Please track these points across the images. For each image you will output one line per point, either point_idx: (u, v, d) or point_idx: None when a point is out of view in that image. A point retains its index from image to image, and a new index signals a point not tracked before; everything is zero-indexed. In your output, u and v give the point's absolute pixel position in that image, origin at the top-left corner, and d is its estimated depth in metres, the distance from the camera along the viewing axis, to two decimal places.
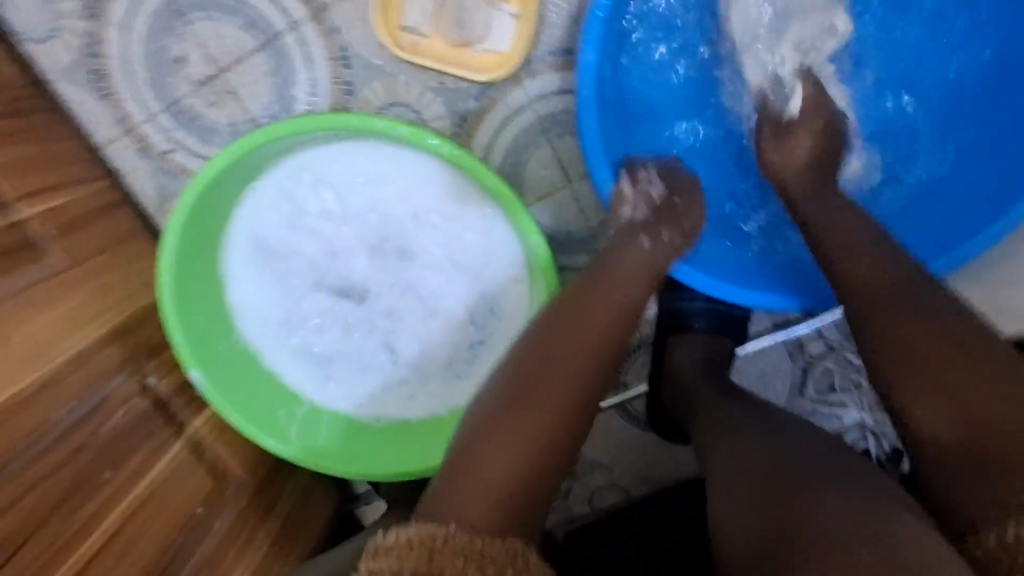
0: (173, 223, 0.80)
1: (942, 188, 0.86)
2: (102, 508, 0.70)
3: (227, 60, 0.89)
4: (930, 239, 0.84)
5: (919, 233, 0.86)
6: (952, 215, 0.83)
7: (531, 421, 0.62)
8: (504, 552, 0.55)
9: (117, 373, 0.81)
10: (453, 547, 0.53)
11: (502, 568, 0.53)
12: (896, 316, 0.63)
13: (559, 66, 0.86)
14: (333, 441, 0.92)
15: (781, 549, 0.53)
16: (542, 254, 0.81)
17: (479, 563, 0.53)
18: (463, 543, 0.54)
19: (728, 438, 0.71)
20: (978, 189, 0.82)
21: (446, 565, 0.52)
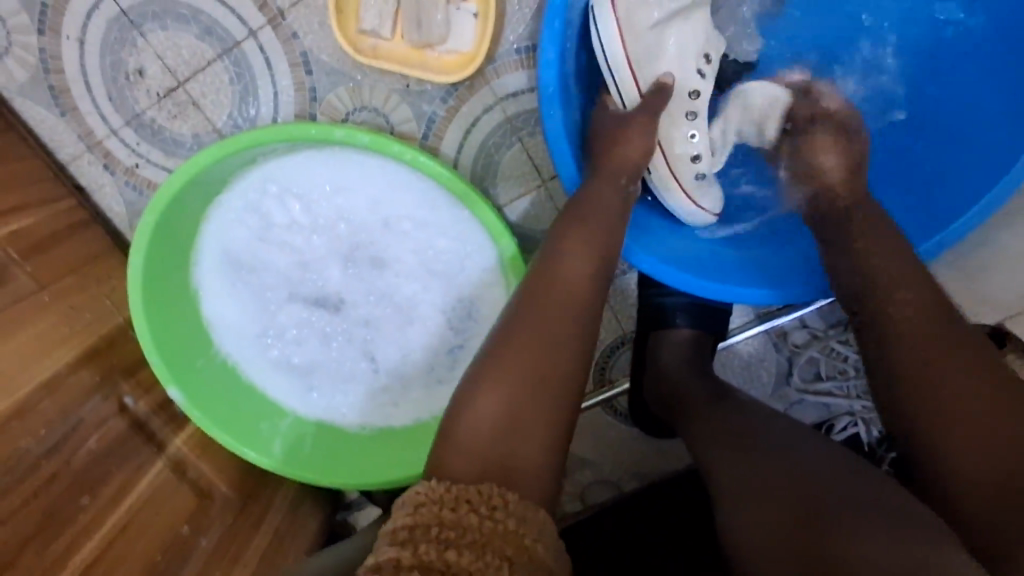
0: (138, 243, 0.79)
1: (920, 177, 0.85)
2: (77, 536, 0.70)
3: (186, 71, 0.88)
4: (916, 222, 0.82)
5: (903, 216, 0.84)
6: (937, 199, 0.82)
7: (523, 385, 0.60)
8: (480, 495, 0.52)
9: (91, 396, 0.80)
10: (433, 498, 0.51)
11: (480, 510, 0.50)
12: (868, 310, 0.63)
13: (526, 64, 0.84)
14: (316, 452, 0.91)
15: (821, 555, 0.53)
16: (514, 257, 0.80)
17: (457, 505, 0.51)
18: (443, 495, 0.52)
19: (731, 451, 0.70)
20: (964, 169, 0.80)
21: (430, 512, 0.50)
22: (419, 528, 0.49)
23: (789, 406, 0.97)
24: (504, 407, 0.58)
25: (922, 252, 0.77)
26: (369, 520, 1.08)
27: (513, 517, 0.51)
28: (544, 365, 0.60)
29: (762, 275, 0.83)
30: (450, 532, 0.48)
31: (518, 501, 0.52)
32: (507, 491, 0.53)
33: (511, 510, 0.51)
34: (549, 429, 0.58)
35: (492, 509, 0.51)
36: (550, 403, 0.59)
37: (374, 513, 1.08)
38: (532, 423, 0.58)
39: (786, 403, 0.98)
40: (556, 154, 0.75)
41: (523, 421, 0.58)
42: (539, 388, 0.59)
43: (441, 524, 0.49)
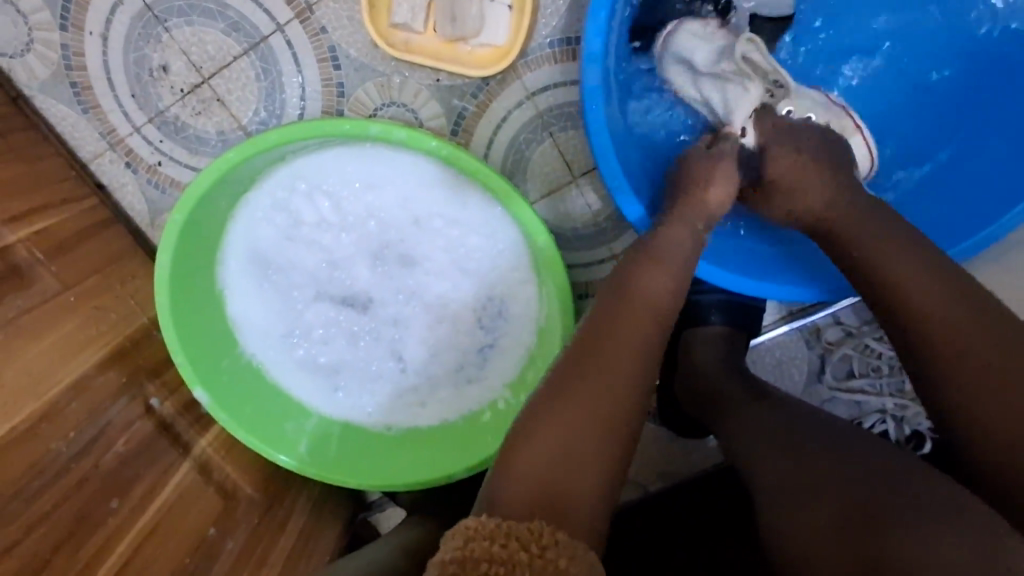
0: (166, 242, 0.78)
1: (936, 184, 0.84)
2: (107, 541, 0.68)
3: (212, 67, 0.86)
4: (938, 227, 0.81)
5: (925, 223, 0.82)
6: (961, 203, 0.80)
7: (582, 403, 0.58)
8: (530, 533, 0.49)
9: (117, 398, 0.78)
10: (483, 533, 0.49)
11: (530, 547, 0.48)
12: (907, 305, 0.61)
13: (559, 57, 0.83)
14: (344, 454, 0.90)
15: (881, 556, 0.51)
16: (550, 254, 0.78)
17: (508, 541, 0.48)
18: (491, 531, 0.49)
19: (769, 449, 0.68)
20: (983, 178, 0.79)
21: (480, 547, 0.48)
22: (470, 565, 0.47)
23: (821, 404, 0.96)
24: (561, 427, 0.57)
25: (954, 251, 0.75)
26: (392, 523, 1.06)
27: (563, 557, 0.48)
28: (592, 382, 0.59)
29: (803, 271, 0.81)
30: (500, 569, 0.46)
31: (567, 540, 0.50)
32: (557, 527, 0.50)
33: (560, 551, 0.48)
34: (593, 445, 0.56)
35: (542, 547, 0.48)
36: (601, 417, 0.58)
37: (396, 515, 1.07)
38: (585, 437, 0.56)
39: (818, 402, 0.96)
40: (597, 149, 0.73)
41: (575, 436, 0.56)
42: (588, 403, 0.58)
43: (493, 561, 0.47)
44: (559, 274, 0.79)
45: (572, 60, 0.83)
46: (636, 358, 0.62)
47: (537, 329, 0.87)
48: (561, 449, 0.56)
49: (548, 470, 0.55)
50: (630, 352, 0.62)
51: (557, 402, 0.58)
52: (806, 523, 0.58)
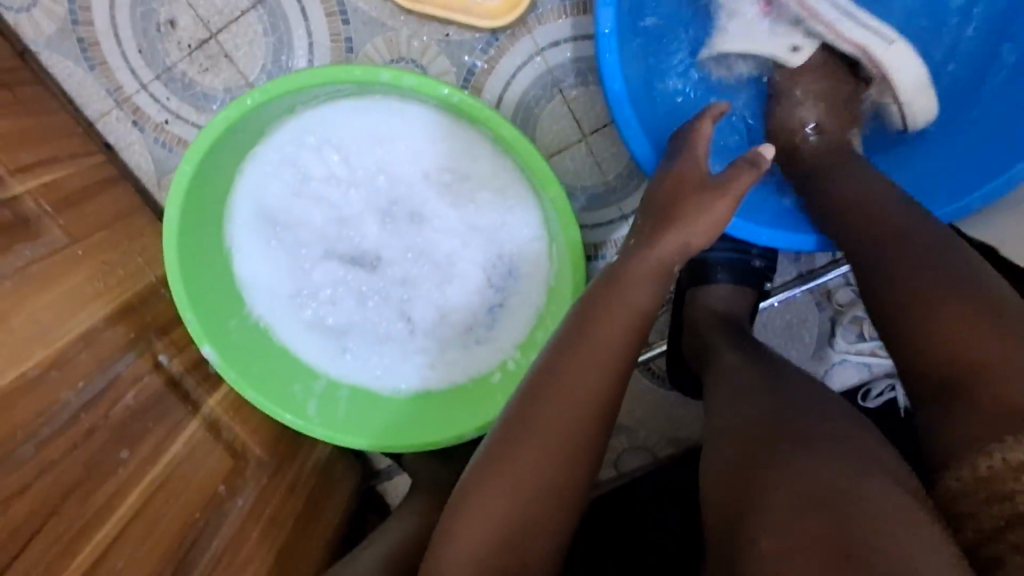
0: (175, 192, 0.77)
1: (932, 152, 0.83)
2: (118, 491, 0.68)
3: (220, 22, 0.86)
4: (924, 193, 0.80)
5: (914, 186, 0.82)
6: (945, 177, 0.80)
7: (543, 441, 0.59)
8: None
9: (126, 352, 0.78)
10: None
11: None
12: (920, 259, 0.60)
13: (570, 11, 0.83)
14: (353, 415, 0.89)
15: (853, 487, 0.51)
16: (562, 209, 0.77)
17: None
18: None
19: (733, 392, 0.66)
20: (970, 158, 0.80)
21: None
22: None
23: (829, 367, 0.96)
24: (517, 476, 0.58)
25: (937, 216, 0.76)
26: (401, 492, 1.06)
27: None
28: (542, 449, 0.59)
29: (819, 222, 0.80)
30: None
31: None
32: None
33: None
34: (541, 494, 0.58)
35: None
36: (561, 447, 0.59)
37: (405, 483, 1.06)
38: (538, 499, 0.58)
39: (826, 365, 0.96)
40: (612, 96, 0.74)
41: (528, 476, 0.58)
42: (536, 466, 0.58)
43: None
44: (570, 230, 0.78)
45: (584, 15, 0.83)
46: (601, 393, 0.61)
47: (546, 289, 0.86)
48: (509, 512, 0.57)
49: (496, 535, 0.57)
50: (603, 382, 0.61)
51: (504, 462, 0.59)
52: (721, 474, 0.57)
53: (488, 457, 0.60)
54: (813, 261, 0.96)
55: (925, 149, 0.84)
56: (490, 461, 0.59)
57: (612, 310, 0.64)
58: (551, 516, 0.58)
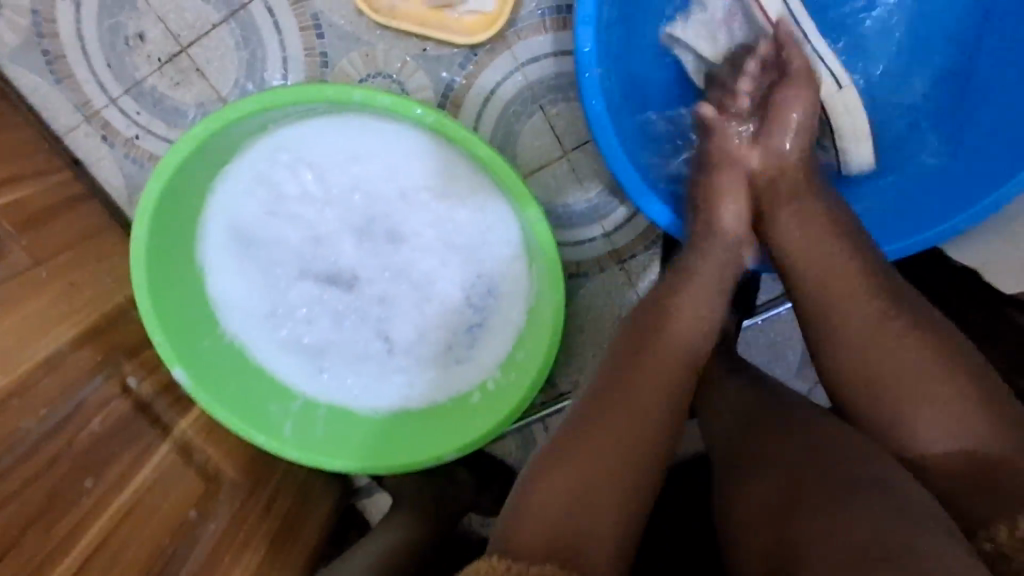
0: (143, 211, 0.75)
1: (889, 186, 0.83)
2: (82, 521, 0.66)
3: (190, 36, 0.84)
4: (896, 222, 0.79)
5: (869, 219, 0.81)
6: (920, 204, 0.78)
7: (612, 428, 0.58)
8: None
9: (93, 376, 0.76)
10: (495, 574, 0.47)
11: None
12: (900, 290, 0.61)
13: (549, 26, 0.81)
14: (329, 436, 0.87)
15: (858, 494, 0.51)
16: (542, 229, 0.76)
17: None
18: (503, 571, 0.47)
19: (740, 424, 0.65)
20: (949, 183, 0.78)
21: None
22: None
23: (811, 386, 0.95)
24: (586, 468, 0.56)
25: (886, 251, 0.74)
26: (380, 511, 1.04)
27: None
28: (605, 448, 0.57)
29: None
30: None
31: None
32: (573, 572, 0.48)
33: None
34: (616, 483, 0.55)
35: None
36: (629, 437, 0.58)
37: (384, 503, 1.05)
38: (598, 500, 0.54)
39: (810, 383, 0.95)
40: (591, 116, 0.72)
41: (601, 464, 0.56)
42: (600, 464, 0.56)
43: None
44: (549, 251, 0.76)
45: (564, 30, 0.81)
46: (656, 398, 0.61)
47: (527, 309, 0.85)
48: (570, 507, 0.53)
49: (556, 527, 0.52)
50: (662, 398, 0.61)
51: (565, 458, 0.56)
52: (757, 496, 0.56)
53: (564, 437, 0.58)
54: None
55: (908, 170, 0.83)
56: (563, 443, 0.58)
57: (657, 340, 0.65)
58: (614, 513, 0.54)
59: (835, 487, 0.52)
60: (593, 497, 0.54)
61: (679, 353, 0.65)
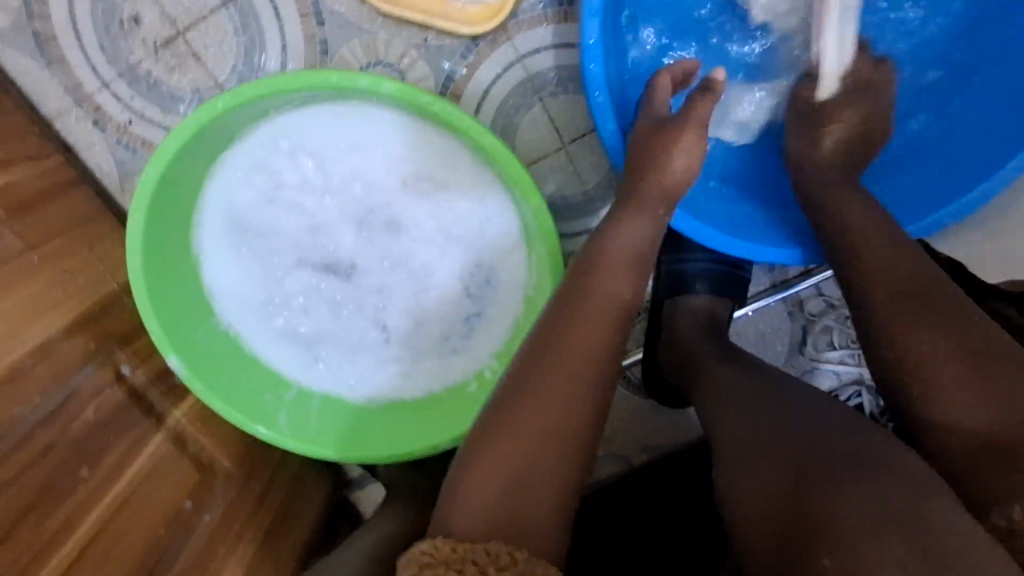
0: (139, 197, 0.73)
1: (913, 154, 0.85)
2: (76, 512, 0.65)
3: (188, 21, 0.83)
4: (909, 199, 0.82)
5: (890, 191, 0.84)
6: (942, 177, 0.81)
7: (547, 397, 0.58)
8: (487, 556, 0.49)
9: (85, 365, 0.74)
10: (437, 559, 0.49)
11: (488, 570, 0.48)
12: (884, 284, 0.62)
13: (550, 19, 0.82)
14: (326, 425, 0.87)
15: (845, 477, 0.52)
16: (541, 220, 0.77)
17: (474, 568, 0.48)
18: (447, 555, 0.50)
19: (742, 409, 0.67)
20: (963, 159, 0.80)
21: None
22: None
23: (800, 375, 0.97)
24: (522, 445, 0.56)
25: (909, 229, 0.78)
26: (374, 500, 1.04)
27: None
28: (538, 419, 0.57)
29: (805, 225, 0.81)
30: None
31: (527, 561, 0.50)
32: (516, 548, 0.50)
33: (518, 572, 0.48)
34: (546, 454, 0.56)
35: (500, 569, 0.48)
36: (562, 406, 0.58)
37: (378, 493, 1.04)
38: (537, 469, 0.55)
39: (798, 372, 0.97)
40: (595, 108, 0.74)
41: (534, 437, 0.56)
42: (536, 432, 0.57)
43: None
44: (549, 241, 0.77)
45: (565, 23, 0.83)
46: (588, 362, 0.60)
47: (524, 298, 0.86)
48: (512, 483, 0.54)
49: (498, 508, 0.53)
50: (595, 359, 0.60)
51: (504, 433, 0.57)
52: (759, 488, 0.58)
53: (497, 411, 0.59)
54: (786, 270, 0.97)
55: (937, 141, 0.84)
56: (494, 421, 0.58)
57: (592, 302, 0.63)
58: (556, 488, 0.55)
59: (838, 467, 0.54)
60: (534, 471, 0.55)
61: (616, 313, 0.64)
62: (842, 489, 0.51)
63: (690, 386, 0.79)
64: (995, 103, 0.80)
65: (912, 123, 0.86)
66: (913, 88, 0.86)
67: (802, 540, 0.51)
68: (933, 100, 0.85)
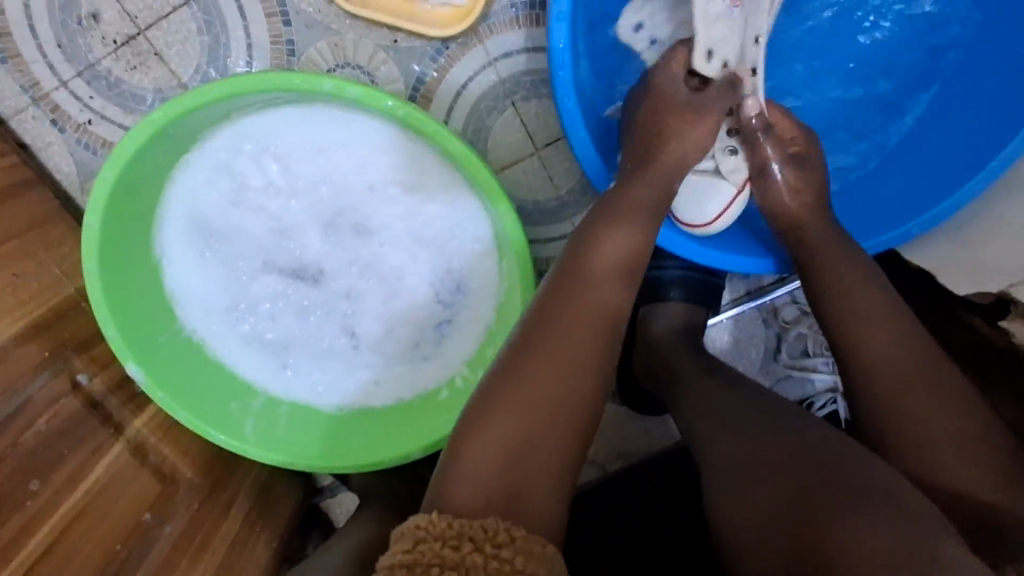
0: (95, 200, 0.71)
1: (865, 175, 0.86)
2: (28, 525, 0.62)
3: (149, 19, 0.81)
4: (867, 216, 0.82)
5: (849, 217, 0.84)
6: (895, 197, 0.81)
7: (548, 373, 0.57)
8: (484, 532, 0.48)
9: (40, 372, 0.72)
10: (433, 534, 0.48)
11: (485, 547, 0.47)
12: (866, 303, 0.66)
13: (522, 22, 0.81)
14: (293, 434, 0.85)
15: (839, 489, 0.54)
16: (512, 226, 0.75)
17: (473, 544, 0.47)
18: (443, 530, 0.48)
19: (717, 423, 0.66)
20: (917, 180, 0.81)
21: (449, 553, 0.47)
22: (434, 567, 0.46)
23: (776, 383, 0.96)
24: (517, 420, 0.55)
25: (866, 245, 0.77)
26: (346, 508, 1.02)
27: (520, 555, 0.47)
28: (540, 392, 0.56)
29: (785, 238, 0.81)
30: (451, 573, 0.45)
31: (526, 538, 0.49)
32: (514, 524, 0.50)
33: (517, 548, 0.48)
34: (544, 432, 0.55)
35: (498, 546, 0.47)
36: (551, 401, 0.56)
37: (350, 501, 1.03)
38: (538, 442, 0.55)
39: (773, 379, 0.96)
40: (565, 114, 0.72)
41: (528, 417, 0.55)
42: (540, 406, 0.56)
43: (460, 562, 0.46)
44: (519, 247, 0.76)
45: (536, 27, 0.81)
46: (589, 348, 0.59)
47: (498, 304, 0.84)
48: (509, 461, 0.54)
49: (497, 478, 0.53)
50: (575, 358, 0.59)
51: (500, 409, 0.56)
52: (758, 494, 0.58)
53: (496, 386, 0.57)
54: (761, 278, 0.97)
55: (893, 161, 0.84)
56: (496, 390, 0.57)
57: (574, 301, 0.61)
58: (557, 467, 0.55)
59: (836, 486, 0.54)
60: (530, 447, 0.54)
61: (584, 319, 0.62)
62: (846, 492, 0.53)
63: (668, 395, 0.78)
64: (945, 130, 0.81)
65: (861, 155, 0.86)
66: (863, 110, 0.86)
67: (815, 540, 0.52)
68: (887, 121, 0.85)
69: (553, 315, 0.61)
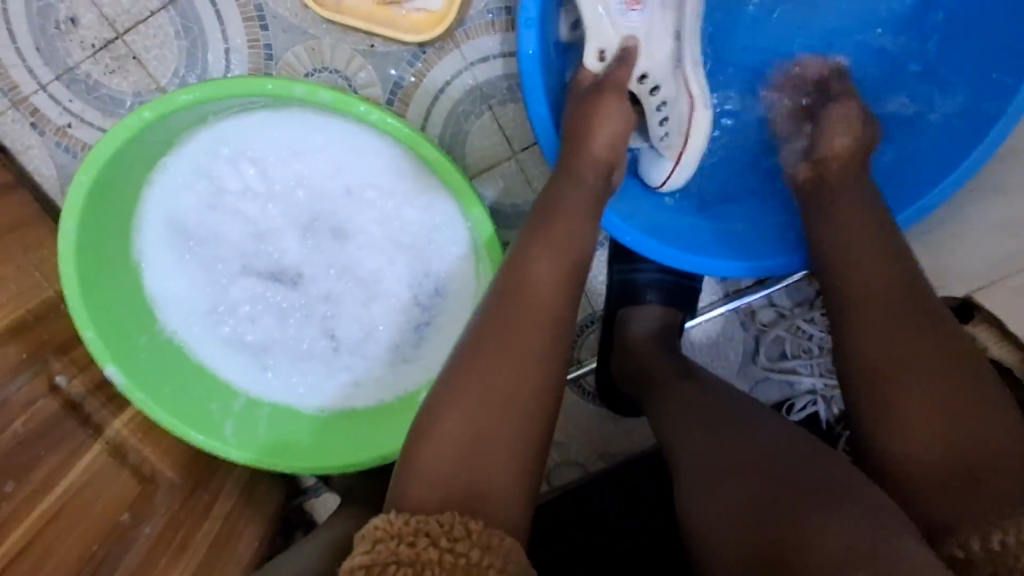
0: (71, 203, 0.72)
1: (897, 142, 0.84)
2: (4, 525, 0.63)
3: (127, 23, 0.81)
4: (903, 186, 0.81)
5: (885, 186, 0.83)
6: (932, 161, 0.80)
7: (499, 379, 0.58)
8: (440, 527, 0.49)
9: (18, 374, 0.72)
10: (389, 534, 0.49)
11: (441, 542, 0.48)
12: (859, 290, 0.63)
13: (498, 27, 0.82)
14: (272, 436, 0.85)
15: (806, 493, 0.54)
16: (486, 229, 0.76)
17: (430, 539, 0.48)
18: (400, 529, 0.49)
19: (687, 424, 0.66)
20: (947, 143, 0.80)
21: (407, 550, 0.48)
22: (393, 564, 0.47)
23: (753, 385, 0.97)
24: (470, 427, 0.56)
25: (901, 219, 0.77)
26: (328, 506, 1.03)
27: (475, 548, 0.48)
28: (493, 400, 0.57)
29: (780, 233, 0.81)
30: (407, 569, 0.46)
31: (482, 531, 0.50)
32: (471, 519, 0.51)
33: (473, 541, 0.49)
34: (499, 433, 0.56)
35: (454, 539, 0.49)
36: (505, 405, 0.57)
37: (332, 499, 1.03)
38: (490, 441, 0.55)
39: (751, 381, 0.97)
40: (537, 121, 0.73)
41: (479, 422, 0.56)
42: (495, 411, 0.57)
43: (418, 558, 0.47)
44: (494, 251, 0.76)
45: (512, 31, 0.82)
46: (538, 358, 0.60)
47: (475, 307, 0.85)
48: (462, 468, 0.54)
49: (453, 479, 0.54)
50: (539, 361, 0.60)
51: (447, 413, 0.57)
52: (724, 497, 0.58)
53: (454, 396, 0.57)
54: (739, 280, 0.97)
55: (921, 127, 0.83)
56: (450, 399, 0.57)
57: (537, 307, 0.62)
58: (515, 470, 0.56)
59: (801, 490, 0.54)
60: (478, 452, 0.55)
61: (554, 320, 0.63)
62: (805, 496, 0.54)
63: (643, 397, 0.79)
64: (966, 89, 0.80)
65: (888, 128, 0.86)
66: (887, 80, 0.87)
67: (781, 549, 0.50)
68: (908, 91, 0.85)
69: (511, 317, 0.61)
